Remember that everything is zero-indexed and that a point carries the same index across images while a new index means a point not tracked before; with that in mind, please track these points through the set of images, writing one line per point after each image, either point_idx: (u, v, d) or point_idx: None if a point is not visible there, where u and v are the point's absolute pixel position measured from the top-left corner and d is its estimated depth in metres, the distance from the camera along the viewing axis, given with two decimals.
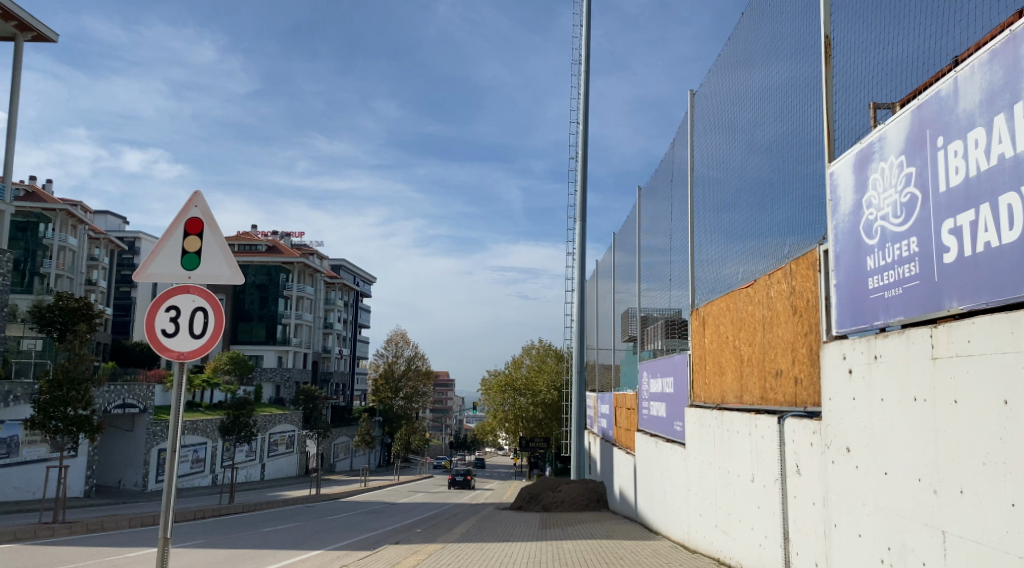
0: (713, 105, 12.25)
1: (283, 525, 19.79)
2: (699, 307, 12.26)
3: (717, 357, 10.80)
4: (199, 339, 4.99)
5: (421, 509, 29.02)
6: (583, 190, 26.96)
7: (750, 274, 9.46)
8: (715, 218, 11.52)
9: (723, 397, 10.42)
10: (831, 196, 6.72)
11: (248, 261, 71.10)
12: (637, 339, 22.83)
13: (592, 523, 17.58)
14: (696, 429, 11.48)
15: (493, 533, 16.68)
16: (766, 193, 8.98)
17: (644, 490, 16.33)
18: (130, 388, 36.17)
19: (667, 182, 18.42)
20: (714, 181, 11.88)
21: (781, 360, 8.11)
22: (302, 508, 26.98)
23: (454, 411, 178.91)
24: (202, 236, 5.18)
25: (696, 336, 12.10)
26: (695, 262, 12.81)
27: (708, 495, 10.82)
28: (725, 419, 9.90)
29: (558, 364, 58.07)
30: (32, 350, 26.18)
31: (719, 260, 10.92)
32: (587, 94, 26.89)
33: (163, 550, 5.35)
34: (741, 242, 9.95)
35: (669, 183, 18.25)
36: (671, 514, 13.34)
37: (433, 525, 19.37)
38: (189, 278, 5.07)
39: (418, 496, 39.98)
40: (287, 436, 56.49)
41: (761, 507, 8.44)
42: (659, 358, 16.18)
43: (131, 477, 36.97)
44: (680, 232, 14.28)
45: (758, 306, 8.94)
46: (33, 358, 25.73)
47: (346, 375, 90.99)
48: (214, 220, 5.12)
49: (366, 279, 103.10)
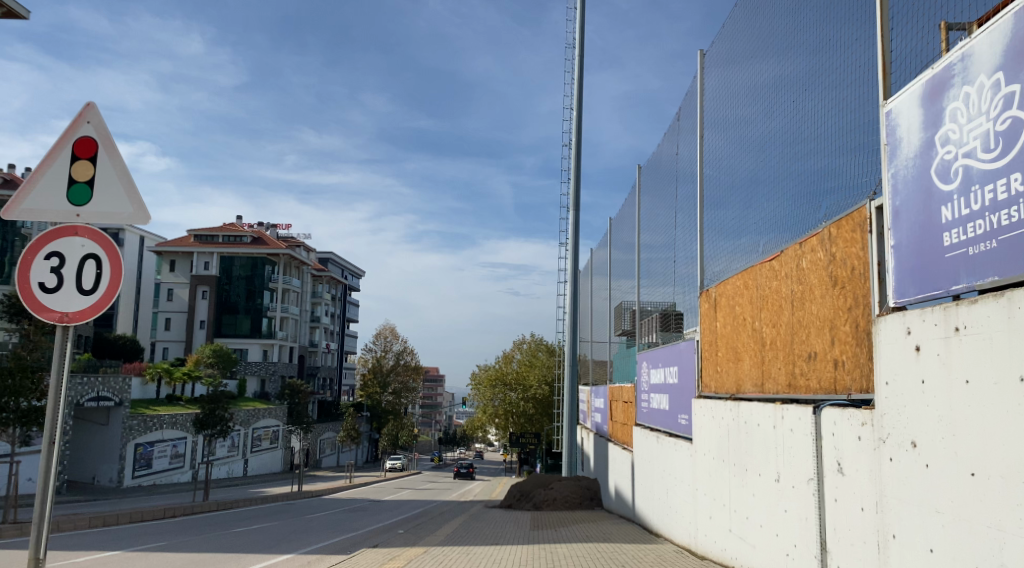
0: (719, 65, 11.07)
1: (259, 525, 18.55)
2: (708, 288, 11.03)
3: (732, 341, 9.64)
4: (88, 295, 4.26)
5: (406, 507, 27.81)
6: (577, 178, 25.95)
7: (772, 245, 8.27)
8: (724, 186, 10.31)
9: (739, 386, 9.28)
10: (885, 139, 5.59)
11: (234, 253, 69.42)
12: (632, 331, 21.80)
13: (586, 525, 16.41)
14: (705, 423, 10.40)
15: (481, 534, 15.56)
16: (793, 151, 7.70)
17: (643, 490, 15.24)
18: (105, 380, 35.09)
19: (664, 164, 17.24)
20: (720, 148, 10.67)
21: (815, 341, 6.99)
22: (282, 507, 25.70)
23: (442, 407, 177.33)
24: (96, 161, 4.44)
25: (707, 320, 10.93)
26: (700, 240, 11.49)
27: (719, 494, 9.74)
28: (742, 411, 8.77)
29: (549, 359, 56.92)
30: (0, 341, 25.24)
31: (735, 232, 9.69)
32: (581, 80, 25.92)
33: (38, 550, 4.50)
34: (759, 211, 8.73)
35: (666, 170, 17.20)
36: (676, 516, 12.24)
37: (418, 525, 18.23)
38: (76, 215, 4.36)
39: (404, 492, 38.78)
40: (271, 431, 55.21)
41: (789, 512, 7.34)
42: (659, 347, 15.06)
43: (106, 473, 35.52)
44: (683, 208, 12.95)
45: (785, 280, 7.79)
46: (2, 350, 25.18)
47: (334, 369, 89.67)
48: (108, 139, 4.44)
49: (354, 272, 101.96)
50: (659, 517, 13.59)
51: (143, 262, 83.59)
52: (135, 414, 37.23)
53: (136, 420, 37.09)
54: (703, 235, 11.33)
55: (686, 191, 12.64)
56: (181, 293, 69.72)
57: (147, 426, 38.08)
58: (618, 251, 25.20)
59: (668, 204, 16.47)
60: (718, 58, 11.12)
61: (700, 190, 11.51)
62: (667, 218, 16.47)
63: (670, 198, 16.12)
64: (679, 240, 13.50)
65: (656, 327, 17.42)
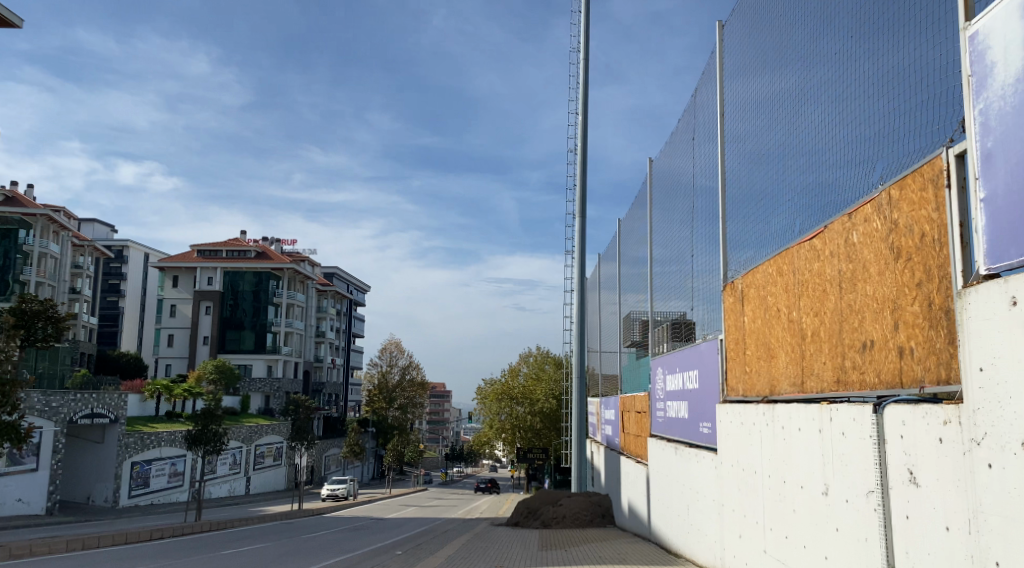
0: (736, 49, 10.06)
1: (249, 546, 17.44)
2: (733, 280, 9.84)
3: (764, 337, 8.54)
4: None
5: (410, 526, 26.64)
6: (583, 182, 24.99)
7: (813, 220, 7.14)
8: (750, 166, 9.17)
9: (773, 387, 8.19)
10: (969, 68, 4.50)
11: (237, 268, 68.53)
12: (642, 340, 20.73)
13: (599, 544, 15.27)
14: (733, 431, 9.31)
15: (485, 555, 14.43)
16: (839, 109, 6.59)
17: (660, 505, 14.10)
18: (100, 396, 33.91)
19: (675, 156, 16.16)
20: (742, 137, 9.58)
21: (872, 328, 5.90)
22: (280, 527, 24.58)
23: (451, 423, 175.50)
24: None
25: (732, 315, 9.82)
26: (723, 229, 10.33)
27: (752, 510, 8.62)
28: (778, 414, 7.67)
29: (557, 373, 55.82)
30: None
31: (764, 213, 8.56)
32: (586, 81, 24.99)
33: None
34: (796, 183, 7.59)
35: (675, 169, 16.18)
36: (699, 534, 11.11)
37: (418, 546, 17.09)
38: None
39: (409, 510, 37.51)
40: (274, 448, 54.06)
41: (840, 530, 6.23)
42: (674, 350, 13.97)
43: (101, 492, 34.48)
44: (703, 196, 11.82)
45: (831, 261, 6.69)
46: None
47: (340, 385, 88.62)
48: None
49: (359, 287, 101.27)
50: (679, 536, 12.40)
51: (146, 279, 82.88)
52: (132, 432, 36.21)
53: (133, 438, 36.05)
54: (726, 224, 10.20)
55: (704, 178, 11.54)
56: (183, 308, 68.89)
57: (145, 443, 37.07)
58: (626, 256, 24.09)
59: (678, 202, 15.52)
60: (736, 28, 10.02)
61: (722, 184, 10.38)
62: (680, 211, 15.45)
63: (682, 189, 15.14)
64: (697, 233, 12.48)
65: (668, 331, 16.40)
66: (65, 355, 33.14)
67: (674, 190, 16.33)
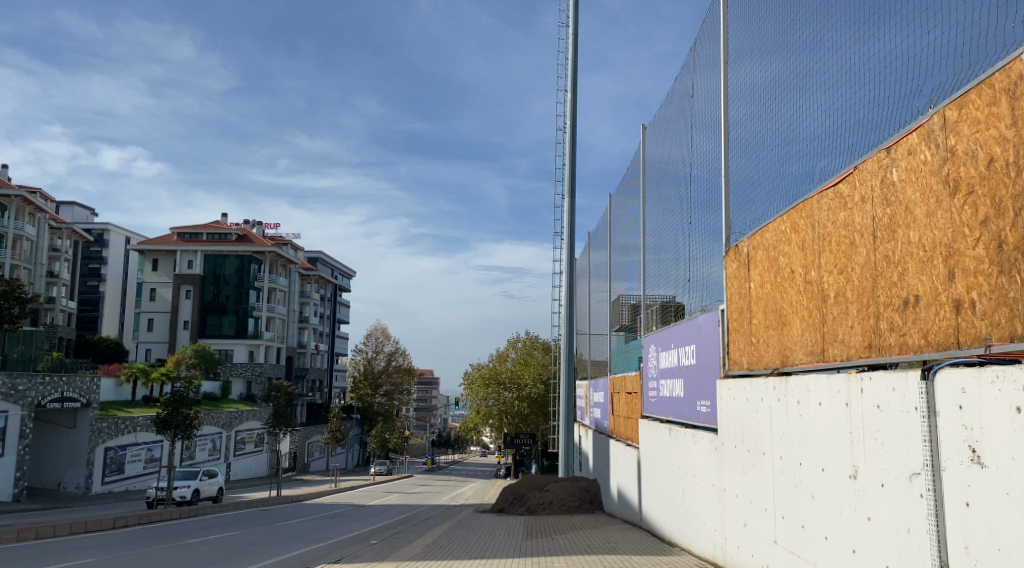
0: (742, 26, 9.08)
1: (216, 536, 16.40)
2: (739, 243, 8.82)
3: (775, 302, 7.60)
4: None
5: (392, 513, 25.76)
6: (573, 160, 24.06)
7: (841, 161, 6.16)
8: (759, 113, 8.19)
9: (786, 357, 7.27)
10: None
11: (218, 251, 67.13)
12: (631, 323, 19.90)
13: (586, 531, 14.41)
14: (737, 408, 8.43)
15: (466, 543, 13.56)
16: (871, 22, 5.61)
17: (653, 492, 13.20)
18: (70, 379, 32.63)
19: (667, 125, 15.30)
20: (750, 115, 8.53)
21: (918, 279, 4.94)
22: (256, 514, 23.61)
23: (437, 410, 174.69)
24: None
25: (736, 282, 8.88)
26: (729, 192, 9.36)
27: (761, 494, 7.70)
28: (793, 388, 6.78)
29: (545, 358, 54.98)
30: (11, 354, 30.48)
31: (778, 164, 7.57)
32: (575, 56, 24.01)
33: None
34: (818, 120, 6.60)
35: (669, 138, 15.21)
36: (697, 523, 10.23)
37: (396, 534, 16.28)
38: None
39: (393, 497, 36.56)
40: (255, 434, 53.03)
41: (872, 520, 5.33)
42: (669, 325, 13.04)
43: (72, 479, 33.21)
44: (703, 155, 10.85)
45: (863, 204, 5.72)
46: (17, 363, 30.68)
47: (325, 371, 87.40)
48: None
49: (345, 272, 100.01)
50: (675, 525, 11.51)
51: (127, 263, 81.24)
52: (106, 417, 35.09)
53: (106, 423, 34.98)
54: (731, 182, 9.24)
55: (708, 137, 10.51)
56: (163, 292, 67.35)
57: (119, 429, 35.95)
58: (615, 237, 23.16)
59: (672, 175, 14.56)
60: None
61: (729, 164, 9.32)
62: (671, 184, 14.59)
63: (675, 160, 14.19)
64: (694, 201, 11.57)
65: (658, 311, 15.50)
66: (41, 337, 32.12)
67: (667, 162, 15.37)
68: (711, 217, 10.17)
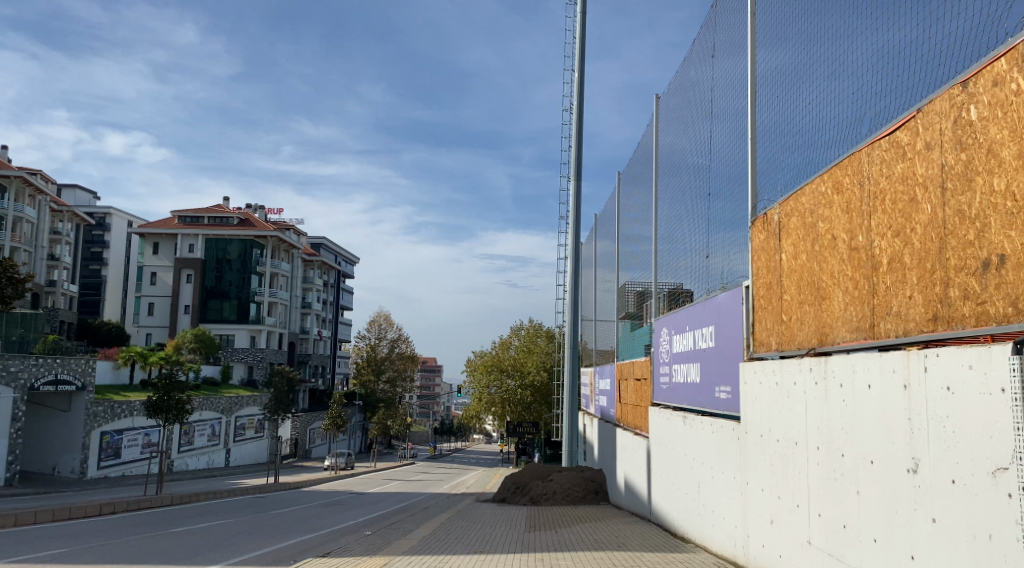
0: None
1: (205, 524, 15.66)
2: (769, 214, 7.95)
3: (811, 275, 6.78)
4: None
5: (391, 501, 25.03)
6: (580, 141, 23.24)
7: (894, 109, 5.32)
8: (792, 70, 7.35)
9: (826, 337, 6.44)
10: None
11: (219, 235, 66.31)
12: (637, 310, 19.12)
13: (592, 524, 13.67)
14: (765, 393, 7.63)
15: (465, 535, 12.84)
16: None
17: (664, 484, 12.42)
18: (65, 361, 32.09)
19: (678, 105, 14.43)
20: (782, 91, 7.64)
21: (1007, 236, 4.12)
22: (250, 501, 22.95)
23: (440, 398, 174.51)
24: None
25: (765, 257, 8.05)
26: (757, 164, 8.49)
27: (793, 487, 6.89)
28: (835, 369, 5.98)
29: (549, 346, 54.20)
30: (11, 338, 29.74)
31: (817, 122, 6.71)
32: (582, 35, 23.14)
33: None
34: (864, 66, 5.77)
35: (679, 116, 14.42)
36: (714, 517, 9.47)
37: (392, 524, 15.54)
38: None
39: (393, 485, 35.86)
40: (255, 420, 52.40)
41: (938, 522, 4.54)
42: (683, 307, 12.21)
43: (67, 463, 32.72)
44: (723, 128, 10.02)
45: (928, 155, 4.89)
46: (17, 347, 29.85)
47: (327, 357, 86.82)
48: None
49: (348, 259, 99.25)
50: (689, 520, 10.72)
51: (129, 247, 80.57)
52: (101, 400, 34.42)
53: (102, 407, 34.31)
54: (759, 153, 8.39)
55: (730, 107, 9.66)
56: (165, 276, 66.68)
57: (115, 413, 35.26)
58: (622, 223, 22.30)
59: (684, 153, 13.75)
60: None
61: (757, 133, 8.46)
62: (683, 169, 13.76)
63: (688, 138, 13.36)
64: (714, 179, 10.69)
65: (666, 298, 14.71)
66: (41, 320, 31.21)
67: (677, 142, 14.58)
68: (735, 200, 9.28)
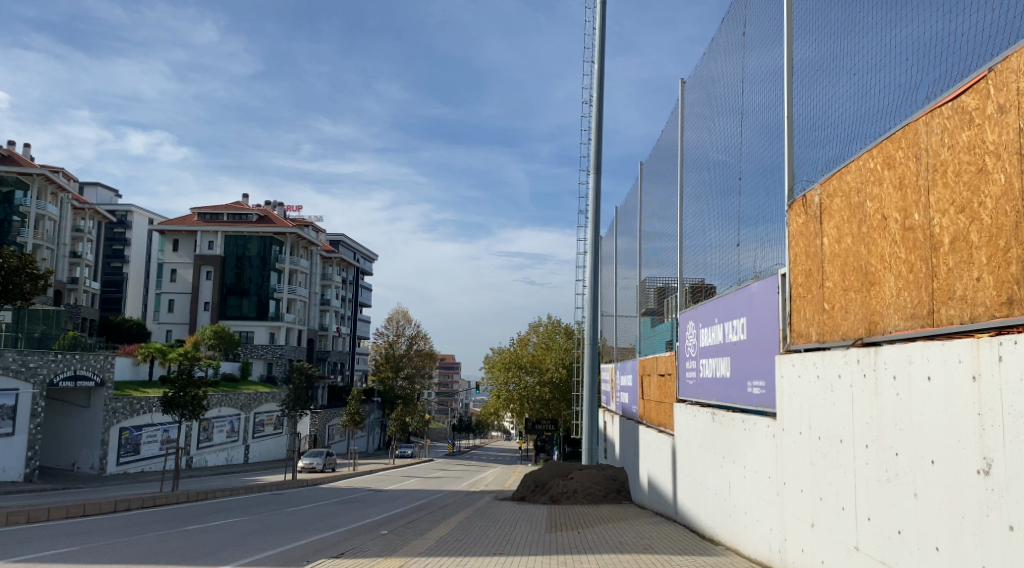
0: None
1: (219, 522, 15.34)
2: (809, 197, 7.40)
3: (859, 260, 6.26)
4: None
5: (409, 499, 24.64)
6: (600, 133, 22.71)
7: (958, 73, 4.83)
8: (835, 46, 6.85)
9: (875, 327, 5.92)
10: None
11: (237, 231, 66.37)
12: (658, 305, 18.59)
13: (616, 524, 13.18)
14: (805, 387, 7.12)
15: (484, 536, 12.40)
16: None
17: (691, 483, 11.92)
18: (84, 357, 31.99)
19: (700, 96, 13.91)
20: (825, 70, 7.12)
21: None
22: (266, 498, 22.63)
23: (459, 394, 174.17)
24: None
25: (804, 243, 7.53)
26: (796, 151, 7.97)
27: (838, 488, 6.36)
28: (888, 361, 5.48)
29: (567, 342, 53.58)
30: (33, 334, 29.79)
31: (865, 98, 6.20)
32: (602, 26, 22.62)
33: None
34: (923, 27, 5.28)
35: (701, 104, 13.91)
36: (746, 519, 8.97)
37: (410, 523, 15.14)
38: None
39: (412, 481, 35.50)
40: (274, 416, 52.38)
41: (1017, 530, 4.06)
42: (711, 301, 11.71)
43: (86, 459, 32.70)
44: (758, 116, 9.50)
45: (1001, 120, 4.39)
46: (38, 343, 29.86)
47: (346, 354, 86.78)
48: None
49: (366, 256, 99.16)
50: (719, 521, 10.22)
51: (150, 244, 80.94)
52: (120, 396, 34.33)
53: (121, 403, 34.21)
54: (799, 138, 7.87)
55: (765, 92, 9.16)
56: (185, 273, 66.87)
57: (134, 409, 35.17)
58: (642, 219, 21.70)
59: (707, 142, 13.24)
60: None
61: (795, 119, 7.96)
62: (705, 163, 13.22)
63: (712, 127, 12.87)
64: (747, 172, 10.17)
65: (687, 294, 14.24)
66: (64, 317, 31.31)
67: (699, 132, 14.07)
68: (772, 191, 8.77)
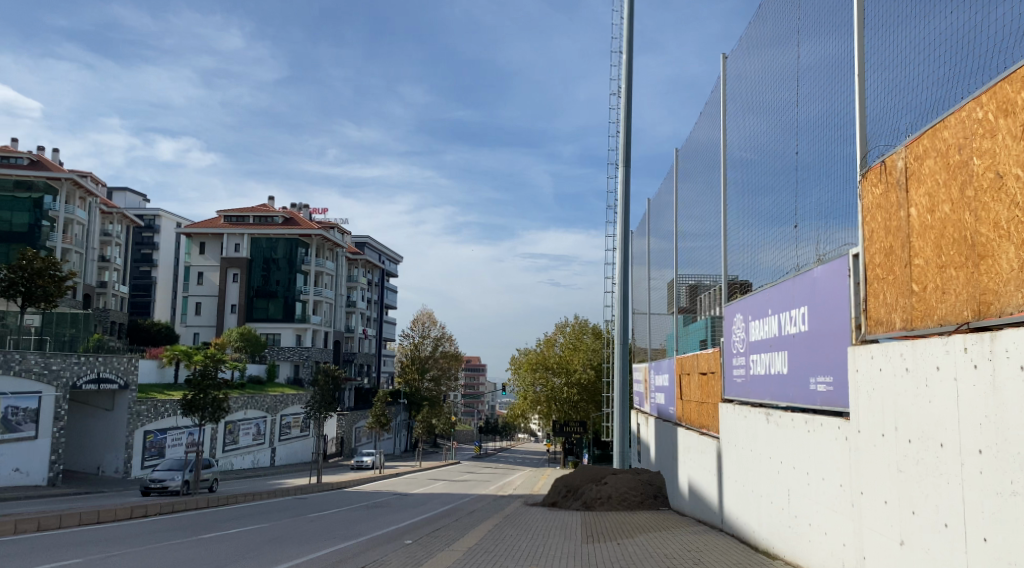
0: None
1: (237, 530, 14.65)
2: (892, 162, 6.37)
3: (962, 228, 5.27)
4: None
5: (436, 503, 23.83)
6: (629, 123, 21.67)
7: None
8: None
9: (988, 306, 4.93)
10: None
11: (262, 234, 66.05)
12: (691, 303, 17.61)
13: (659, 534, 12.23)
14: (889, 379, 6.15)
15: (514, 546, 11.53)
16: None
17: (741, 491, 10.95)
18: (108, 360, 31.52)
19: (737, 77, 12.87)
20: (906, 12, 6.07)
21: None
22: (290, 503, 21.95)
23: (484, 396, 173.38)
24: None
25: (885, 215, 6.52)
26: (868, 118, 6.94)
27: (937, 497, 5.43)
28: (1012, 349, 4.54)
29: (595, 342, 52.30)
30: (62, 336, 29.27)
31: (965, 32, 5.17)
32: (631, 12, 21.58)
33: None
34: None
35: (737, 88, 12.82)
36: (811, 532, 8.02)
37: (436, 531, 14.33)
38: None
39: (438, 485, 34.72)
40: (300, 419, 51.73)
41: None
42: (759, 292, 10.70)
43: (111, 463, 32.28)
44: (816, 87, 8.43)
45: None
46: (64, 346, 29.34)
47: (372, 356, 86.38)
48: None
49: (392, 258, 98.53)
50: (775, 533, 9.26)
51: (178, 248, 81.13)
52: (145, 399, 33.90)
53: (145, 405, 33.78)
54: (871, 101, 6.85)
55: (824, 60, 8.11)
56: (211, 276, 66.80)
57: (158, 412, 34.74)
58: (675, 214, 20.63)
59: (744, 130, 12.17)
60: None
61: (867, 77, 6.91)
62: (742, 155, 12.21)
63: (749, 111, 11.79)
64: (798, 154, 9.17)
65: (723, 292, 13.23)
66: (91, 319, 30.78)
67: (734, 120, 13.00)
68: (838, 166, 7.72)
